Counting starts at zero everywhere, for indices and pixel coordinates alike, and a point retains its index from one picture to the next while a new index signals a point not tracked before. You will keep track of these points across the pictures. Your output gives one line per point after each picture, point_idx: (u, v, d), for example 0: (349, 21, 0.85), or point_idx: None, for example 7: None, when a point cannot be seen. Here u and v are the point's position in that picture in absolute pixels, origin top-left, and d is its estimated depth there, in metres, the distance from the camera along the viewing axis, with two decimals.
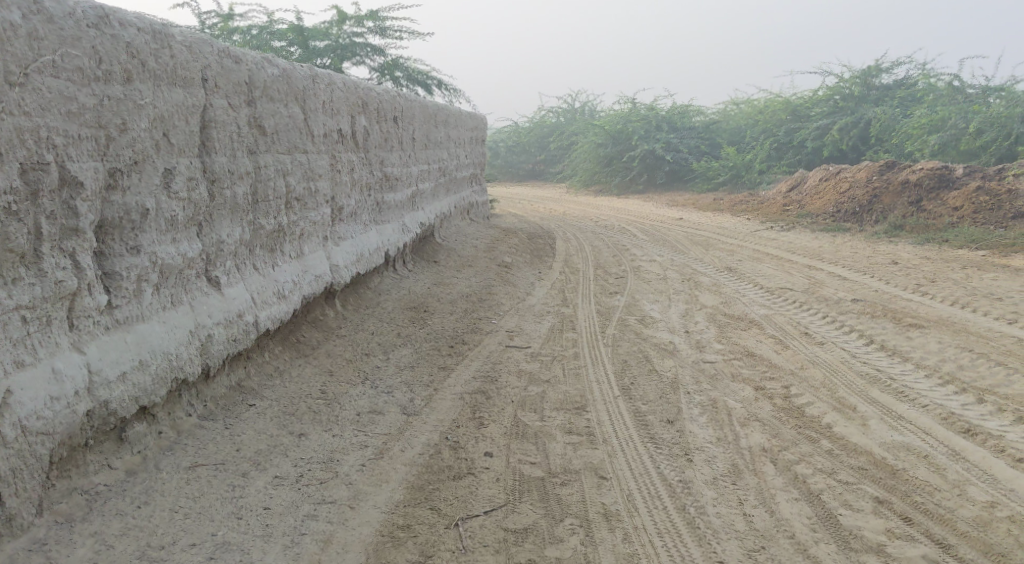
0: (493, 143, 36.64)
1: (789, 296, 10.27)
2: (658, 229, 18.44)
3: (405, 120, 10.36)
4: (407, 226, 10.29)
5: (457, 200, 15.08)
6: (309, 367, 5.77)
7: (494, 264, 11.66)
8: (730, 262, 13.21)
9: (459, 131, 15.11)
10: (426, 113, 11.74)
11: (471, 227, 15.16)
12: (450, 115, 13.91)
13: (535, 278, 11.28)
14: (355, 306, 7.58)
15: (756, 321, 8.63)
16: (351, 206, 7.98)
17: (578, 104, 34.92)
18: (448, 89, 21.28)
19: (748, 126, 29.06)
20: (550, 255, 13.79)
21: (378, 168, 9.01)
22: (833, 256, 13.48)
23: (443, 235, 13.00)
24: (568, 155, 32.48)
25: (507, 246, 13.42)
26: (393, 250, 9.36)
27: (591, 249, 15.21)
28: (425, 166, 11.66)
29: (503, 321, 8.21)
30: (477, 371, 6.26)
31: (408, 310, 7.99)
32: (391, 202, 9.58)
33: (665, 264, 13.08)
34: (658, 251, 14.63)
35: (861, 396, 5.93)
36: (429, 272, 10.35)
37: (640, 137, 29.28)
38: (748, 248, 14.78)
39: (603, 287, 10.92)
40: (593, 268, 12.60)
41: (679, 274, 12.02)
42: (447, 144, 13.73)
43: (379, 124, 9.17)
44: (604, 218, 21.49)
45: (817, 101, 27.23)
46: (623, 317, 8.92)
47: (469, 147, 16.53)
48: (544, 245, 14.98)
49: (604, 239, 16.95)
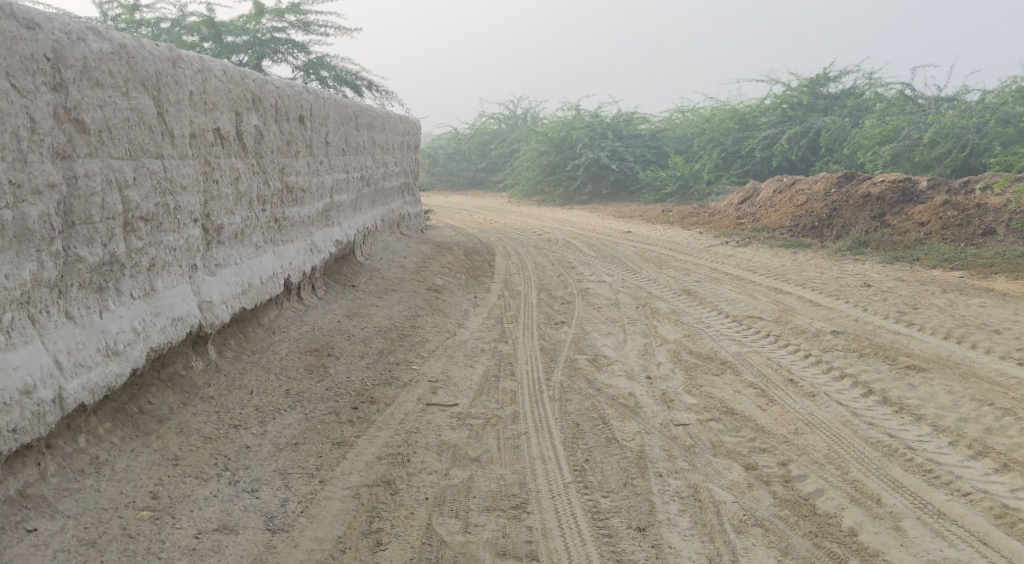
0: (431, 150, 35.05)
1: (759, 326, 9.00)
2: (606, 244, 17.15)
3: (313, 121, 8.79)
4: (316, 246, 8.70)
5: (384, 212, 13.52)
6: (145, 453, 4.16)
7: (421, 289, 10.15)
8: (687, 284, 11.94)
9: (388, 136, 13.57)
10: (343, 113, 10.18)
11: (400, 243, 13.61)
12: (376, 117, 12.39)
13: (470, 305, 9.80)
14: (235, 352, 6.00)
15: (728, 361, 7.32)
16: (235, 224, 6.39)
17: (521, 110, 33.62)
18: (379, 91, 19.74)
19: (696, 134, 28.11)
20: (487, 276, 12.32)
21: (275, 177, 7.42)
22: (797, 276, 12.33)
23: (365, 254, 11.43)
24: (510, 164, 31.09)
25: (439, 265, 11.92)
26: (295, 275, 7.77)
27: (534, 267, 13.82)
28: (342, 174, 10.09)
29: (427, 365, 6.70)
30: (385, 447, 4.75)
31: (307, 354, 6.41)
32: (294, 217, 7.99)
33: (615, 286, 11.75)
34: (607, 270, 13.31)
35: (880, 478, 4.64)
36: (344, 301, 8.79)
37: (585, 144, 28.08)
38: (704, 266, 13.56)
39: (547, 315, 9.51)
40: (536, 291, 11.19)
41: (632, 298, 10.68)
42: (371, 150, 12.20)
43: (278, 123, 7.60)
44: (548, 230, 20.12)
45: (766, 110, 26.38)
46: (570, 356, 7.50)
47: (400, 154, 15.00)
48: (482, 264, 13.52)
49: (547, 255, 15.56)
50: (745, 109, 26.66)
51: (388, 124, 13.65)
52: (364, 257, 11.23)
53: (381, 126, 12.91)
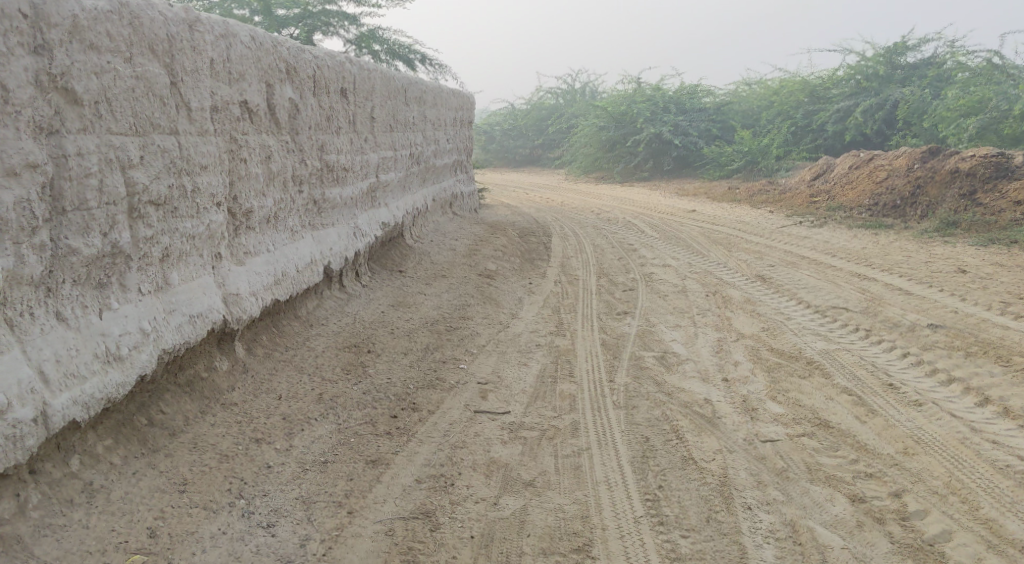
0: (487, 127, 34.33)
1: (844, 318, 8.13)
2: (668, 224, 16.28)
3: (356, 95, 8.17)
4: (360, 229, 8.11)
5: (435, 191, 12.89)
6: (150, 475, 3.61)
7: (473, 275, 9.51)
8: (759, 268, 11.06)
9: (440, 111, 12.94)
10: (390, 86, 9.55)
11: (453, 224, 13.00)
12: (427, 90, 11.74)
13: (524, 293, 9.13)
14: (266, 350, 5.44)
15: (813, 361, 6.51)
16: (265, 207, 5.81)
17: (579, 85, 32.63)
18: (433, 65, 19.10)
19: (763, 108, 26.81)
20: (543, 259, 11.63)
21: (312, 156, 6.83)
22: (880, 260, 11.34)
23: (415, 236, 10.85)
24: (568, 140, 30.21)
25: (493, 248, 11.26)
26: (335, 262, 7.19)
27: (593, 249, 13.07)
28: (389, 152, 9.49)
29: (477, 364, 6.05)
30: (426, 467, 4.14)
31: (345, 351, 5.83)
32: (335, 199, 7.41)
33: (680, 270, 10.95)
34: (671, 253, 12.50)
35: (1018, 519, 3.89)
36: (389, 289, 8.20)
37: (646, 119, 27.02)
38: (777, 249, 12.62)
39: (608, 305, 8.78)
40: (596, 277, 10.45)
41: (700, 285, 9.87)
42: (422, 126, 11.58)
43: (316, 97, 6.99)
44: (607, 210, 19.28)
45: (839, 81, 24.95)
46: (634, 353, 6.78)
47: (452, 130, 14.35)
48: (538, 246, 12.83)
49: (606, 236, 14.78)
50: (816, 81, 25.27)
51: (440, 98, 12.98)
52: (413, 239, 10.64)
53: (432, 101, 12.26)
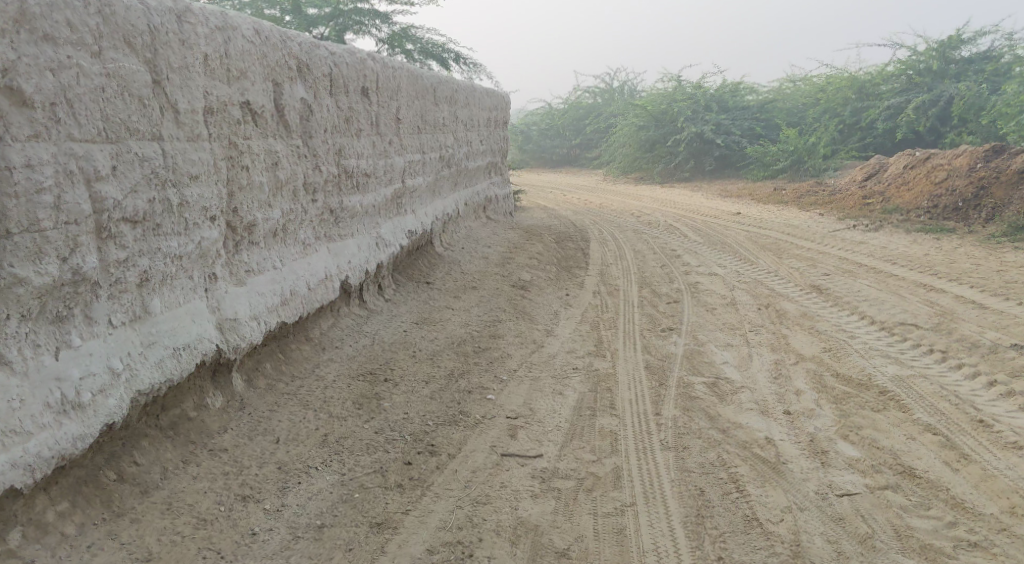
0: (524, 127, 33.66)
1: (915, 336, 7.31)
2: (712, 227, 15.49)
3: (379, 94, 7.57)
4: (383, 238, 7.52)
5: (467, 194, 12.27)
6: (106, 549, 3.23)
7: (506, 286, 8.86)
8: (814, 278, 10.25)
9: (472, 111, 12.30)
10: (417, 85, 8.94)
11: (485, 230, 12.35)
12: (458, 89, 11.12)
13: (560, 306, 8.46)
14: (268, 381, 4.87)
15: (886, 389, 5.75)
16: (272, 219, 5.23)
17: (617, 83, 31.81)
18: (467, 64, 18.51)
19: (809, 105, 25.77)
20: (581, 268, 10.93)
21: (328, 161, 6.24)
22: (946, 269, 10.44)
23: (444, 244, 10.24)
24: (606, 139, 29.41)
25: (527, 256, 10.61)
26: (353, 276, 6.60)
27: (633, 256, 12.33)
28: (417, 155, 8.89)
29: (506, 395, 5.38)
30: (439, 530, 3.69)
31: (359, 379, 5.24)
32: (354, 208, 6.81)
33: (727, 280, 10.18)
34: (717, 260, 11.72)
35: None
36: (414, 304, 7.60)
37: (687, 118, 26.12)
38: (831, 256, 11.78)
39: (651, 320, 8.06)
40: (637, 288, 9.74)
41: (751, 297, 9.11)
42: (453, 127, 10.95)
43: (333, 97, 6.39)
44: (647, 212, 18.52)
45: (890, 77, 23.82)
46: (683, 379, 6.07)
47: (486, 131, 13.72)
48: (575, 252, 12.13)
49: (647, 241, 14.03)
50: (866, 76, 24.16)
51: (472, 97, 12.35)
52: (442, 247, 10.02)
53: (463, 100, 11.62)
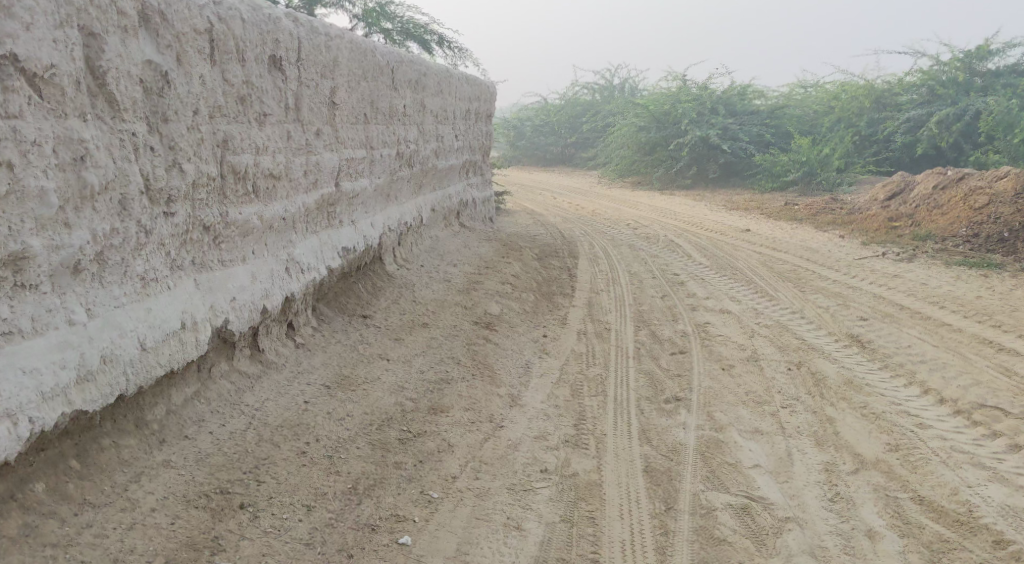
0: (518, 122, 31.69)
1: (1007, 425, 5.43)
2: (720, 246, 13.61)
3: (300, 67, 5.66)
4: (295, 262, 5.55)
5: (435, 199, 10.34)
6: None
7: (466, 325, 6.91)
8: (847, 323, 8.37)
9: (445, 102, 10.37)
10: (365, 61, 7.02)
11: (456, 242, 10.41)
12: (426, 72, 9.21)
13: (534, 356, 6.54)
14: (28, 519, 3.08)
15: (1003, 537, 3.97)
16: (67, 247, 3.38)
17: (618, 80, 29.89)
18: (453, 48, 16.60)
19: (823, 113, 23.93)
20: (566, 297, 9.01)
21: (200, 158, 4.33)
22: (1010, 319, 8.56)
23: (398, 263, 8.28)
24: (603, 140, 27.48)
25: (500, 279, 8.70)
26: (235, 324, 4.64)
27: (629, 280, 10.42)
28: (360, 151, 6.96)
29: (431, 538, 3.62)
30: None
31: (198, 505, 3.45)
32: (248, 224, 4.88)
33: (742, 321, 8.31)
34: (727, 291, 9.85)
35: None
36: (337, 351, 5.66)
37: (691, 121, 24.19)
38: (864, 293, 9.90)
39: (651, 382, 6.16)
40: (633, 329, 7.83)
41: (776, 350, 7.22)
42: (417, 119, 9.02)
43: (212, 66, 4.50)
44: (645, 223, 16.63)
45: (911, 87, 21.97)
46: (700, 497, 4.21)
47: (463, 125, 11.76)
48: (560, 275, 10.21)
49: (646, 261, 12.13)
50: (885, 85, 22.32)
51: (447, 84, 10.41)
52: (395, 266, 8.08)
53: (434, 86, 9.69)
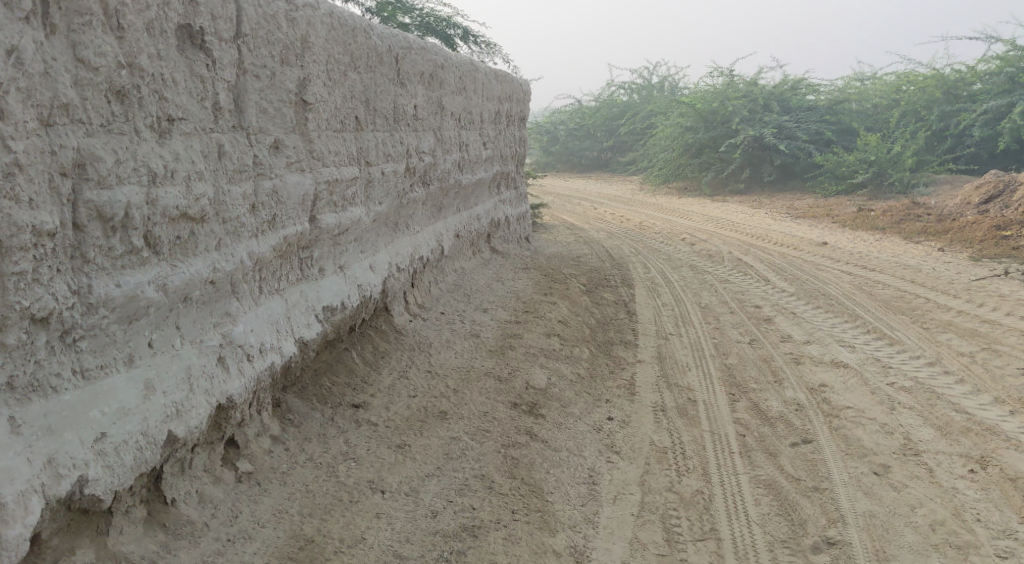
0: (551, 126, 29.72)
1: None
2: (799, 267, 11.51)
3: (239, 47, 3.72)
4: (235, 347, 3.56)
5: (459, 222, 8.40)
6: None
7: (501, 413, 4.90)
8: (1013, 381, 6.24)
9: (470, 104, 8.43)
10: (354, 45, 5.06)
11: (487, 275, 8.45)
12: (443, 64, 7.25)
13: (601, 460, 4.53)
14: None
15: None
16: None
17: (656, 78, 27.79)
18: (479, 43, 14.66)
19: (888, 107, 21.58)
20: (629, 351, 6.97)
21: (12, 198, 2.55)
22: None
23: (410, 314, 6.30)
24: (644, 142, 25.41)
25: (544, 327, 6.71)
26: (98, 484, 2.74)
27: (703, 318, 8.38)
28: (350, 171, 4.99)
29: None
30: None
31: None
32: (134, 301, 2.95)
33: (868, 383, 6.25)
34: (831, 333, 7.77)
35: None
36: (305, 478, 3.68)
37: (742, 119, 21.99)
38: (1006, 330, 7.75)
39: (780, 507, 4.16)
40: (727, 401, 5.81)
41: (937, 436, 5.15)
42: (432, 125, 7.06)
43: (48, 35, 2.67)
44: (702, 237, 14.54)
45: (987, 75, 19.56)
46: None
47: (492, 130, 9.79)
48: (617, 316, 8.20)
49: (715, 288, 10.09)
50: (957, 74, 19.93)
51: (471, 80, 8.44)
52: (405, 320, 6.12)
53: (454, 82, 7.73)
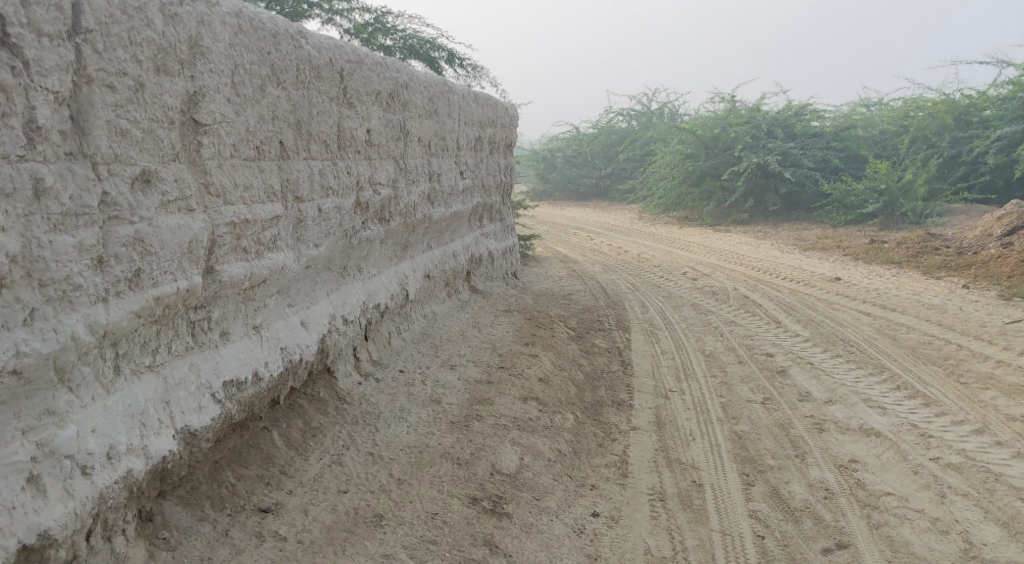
0: (548, 153, 28.84)
1: None
2: (812, 307, 10.48)
3: (78, 46, 2.81)
4: (57, 459, 2.71)
5: (430, 261, 7.40)
6: None
7: (455, 514, 3.91)
8: None
9: (442, 129, 7.47)
10: (277, 53, 4.09)
11: (462, 321, 7.45)
12: (405, 83, 6.31)
13: None
14: None
15: None
16: None
17: (656, 105, 26.93)
18: (466, 66, 13.79)
19: (897, 133, 20.62)
20: (621, 415, 5.92)
21: None
22: None
23: (357, 377, 5.27)
24: (643, 170, 24.49)
25: (522, 387, 5.66)
26: None
27: (707, 370, 7.37)
28: (269, 208, 4.00)
29: None
30: None
31: None
32: None
33: (907, 458, 5.22)
34: (856, 392, 6.76)
35: None
36: None
37: (745, 145, 21.04)
38: None
39: None
40: (741, 485, 4.77)
41: (1006, 539, 4.19)
42: (392, 152, 6.10)
43: None
44: (705, 271, 13.52)
45: (1000, 99, 18.65)
46: None
47: (471, 157, 8.82)
48: (610, 368, 7.17)
49: (720, 331, 9.08)
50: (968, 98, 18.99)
51: (444, 101, 7.48)
52: (349, 385, 5.10)
53: (421, 103, 6.78)
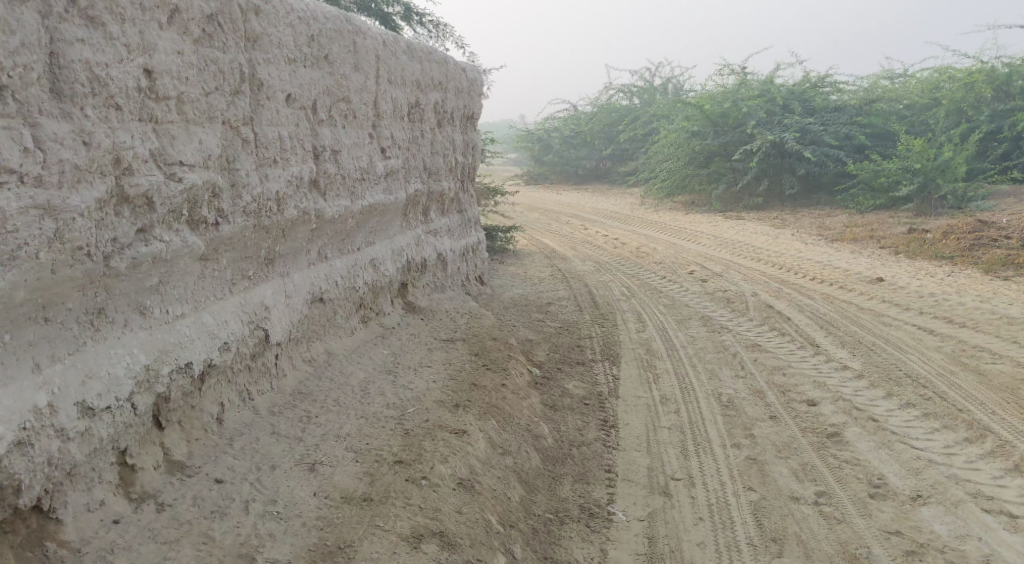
0: (543, 133, 26.40)
1: None
2: (855, 323, 8.11)
3: None
4: None
5: (324, 276, 5.03)
6: None
7: None
8: None
9: (340, 85, 5.10)
10: None
11: (372, 364, 5.11)
12: (246, 4, 3.97)
13: None
14: None
15: None
16: None
17: (660, 79, 24.44)
18: (432, 22, 11.42)
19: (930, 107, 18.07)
20: (588, 546, 3.74)
21: None
22: None
23: (114, 510, 2.96)
24: (645, 150, 22.05)
25: (426, 509, 3.42)
26: None
27: (728, 435, 5.03)
28: None
29: None
30: None
31: None
32: None
33: None
34: (957, 480, 4.43)
35: None
36: None
37: (758, 121, 18.50)
38: None
39: None
40: None
41: None
42: (222, 112, 3.76)
43: None
44: (716, 271, 11.14)
45: None
46: None
47: (401, 126, 6.44)
48: (586, 437, 4.86)
49: (741, 362, 6.73)
50: (1008, 65, 16.44)
51: (343, 43, 5.10)
52: (87, 534, 2.83)
53: (292, 39, 4.42)
